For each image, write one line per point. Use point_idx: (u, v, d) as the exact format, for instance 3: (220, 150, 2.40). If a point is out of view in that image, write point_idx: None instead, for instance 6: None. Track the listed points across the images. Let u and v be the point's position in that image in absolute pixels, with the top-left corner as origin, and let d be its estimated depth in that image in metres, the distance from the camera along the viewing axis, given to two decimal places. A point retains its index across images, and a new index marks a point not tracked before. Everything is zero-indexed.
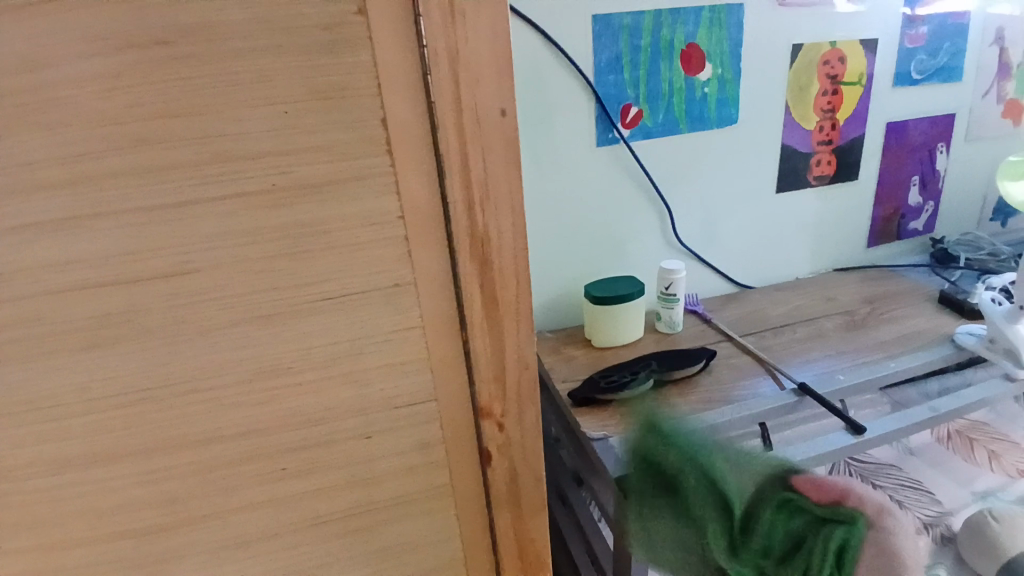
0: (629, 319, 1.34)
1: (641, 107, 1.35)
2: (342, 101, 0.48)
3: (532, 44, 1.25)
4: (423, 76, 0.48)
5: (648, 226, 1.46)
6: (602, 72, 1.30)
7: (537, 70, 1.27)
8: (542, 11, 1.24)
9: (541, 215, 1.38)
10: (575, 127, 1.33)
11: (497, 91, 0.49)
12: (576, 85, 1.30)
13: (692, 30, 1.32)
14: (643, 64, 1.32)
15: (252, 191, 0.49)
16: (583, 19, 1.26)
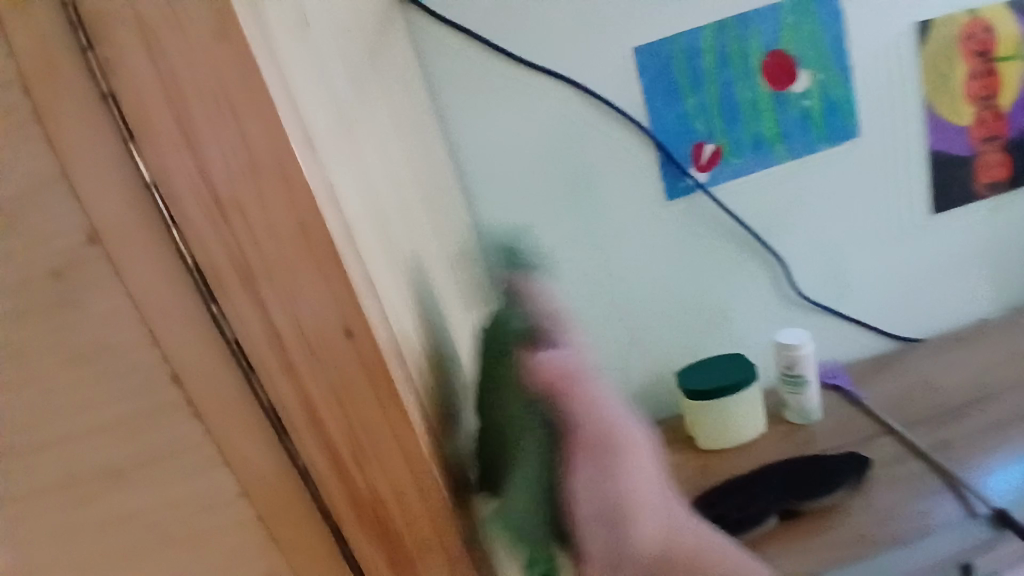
0: (744, 411, 0.93)
1: (719, 143, 0.98)
2: (119, 364, 0.32)
3: (552, 92, 0.93)
4: (209, 309, 0.30)
5: (757, 289, 1.05)
6: (658, 109, 0.95)
7: (561, 120, 0.94)
8: (564, 53, 0.92)
9: (604, 305, 1.03)
10: (625, 179, 0.98)
11: (328, 309, 0.30)
12: (619, 129, 0.96)
13: (772, 35, 0.96)
14: (713, 87, 0.96)
15: (19, 495, 0.34)
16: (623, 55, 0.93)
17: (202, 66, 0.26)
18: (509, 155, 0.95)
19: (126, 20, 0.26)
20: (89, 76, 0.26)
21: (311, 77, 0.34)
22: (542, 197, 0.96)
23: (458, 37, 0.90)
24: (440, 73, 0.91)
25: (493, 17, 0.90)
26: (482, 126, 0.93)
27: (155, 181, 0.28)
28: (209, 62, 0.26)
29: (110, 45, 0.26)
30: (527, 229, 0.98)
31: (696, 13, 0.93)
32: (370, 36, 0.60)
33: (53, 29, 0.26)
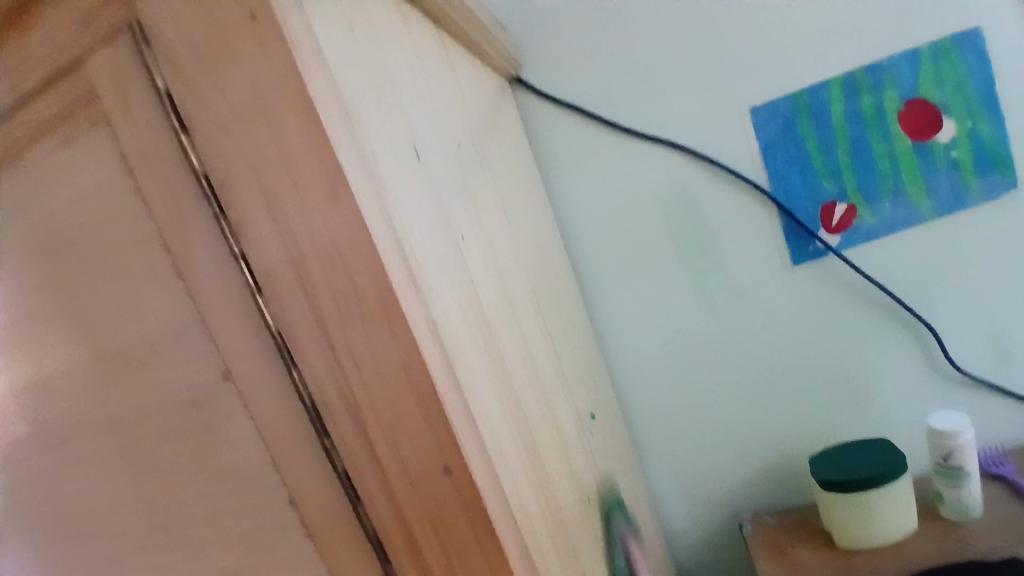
0: (891, 506, 0.78)
1: (852, 203, 0.84)
2: (244, 485, 0.34)
3: (660, 159, 0.88)
4: (323, 440, 0.32)
5: (912, 367, 0.88)
6: (775, 167, 0.85)
7: (670, 186, 0.88)
8: (672, 117, 0.87)
9: (722, 381, 0.92)
10: (744, 246, 0.88)
11: (425, 444, 0.31)
12: (737, 191, 0.87)
13: (913, 77, 0.81)
14: (840, 141, 0.83)
15: None
16: (736, 114, 0.85)
17: (313, 222, 0.28)
18: (617, 225, 0.90)
19: (246, 184, 0.28)
20: (218, 235, 0.29)
21: (414, 204, 0.35)
22: (650, 265, 0.90)
23: (564, 112, 0.88)
24: (546, 146, 0.90)
25: (595, 84, 0.87)
26: (587, 195, 0.90)
27: (277, 327, 0.30)
28: (321, 216, 0.28)
29: (235, 207, 0.28)
30: (636, 299, 0.91)
31: (814, 61, 0.83)
32: (476, 128, 0.61)
33: (189, 195, 0.29)
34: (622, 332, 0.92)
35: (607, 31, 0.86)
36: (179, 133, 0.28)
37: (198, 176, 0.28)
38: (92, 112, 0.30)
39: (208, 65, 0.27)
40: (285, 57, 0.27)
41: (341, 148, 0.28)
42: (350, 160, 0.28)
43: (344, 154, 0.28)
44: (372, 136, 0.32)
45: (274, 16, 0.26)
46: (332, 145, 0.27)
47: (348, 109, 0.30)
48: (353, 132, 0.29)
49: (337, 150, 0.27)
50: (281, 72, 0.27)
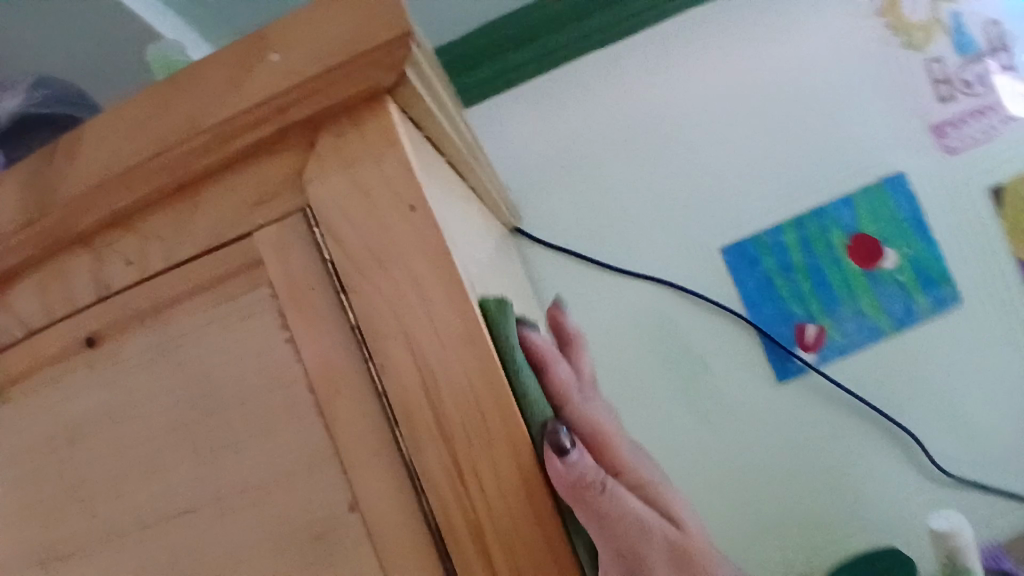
0: None
1: (820, 322, 0.93)
2: None
3: (648, 294, 0.97)
4: (444, 561, 0.35)
5: (902, 473, 0.92)
6: (749, 292, 0.94)
7: (658, 316, 0.96)
8: (659, 255, 0.97)
9: (725, 499, 0.93)
10: (731, 368, 0.95)
11: (543, 558, 0.34)
12: (720, 321, 0.95)
13: (850, 215, 0.94)
14: (801, 266, 0.93)
15: None
16: (707, 255, 0.96)
17: (448, 361, 0.34)
18: (612, 352, 0.96)
19: (396, 332, 0.34)
20: (367, 378, 0.35)
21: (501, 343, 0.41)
22: (646, 388, 0.95)
23: (565, 258, 0.98)
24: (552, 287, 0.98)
25: (591, 231, 0.98)
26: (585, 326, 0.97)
27: (411, 457, 0.35)
28: (457, 355, 0.34)
29: (385, 353, 0.34)
30: (634, 421, 0.95)
31: (776, 204, 0.96)
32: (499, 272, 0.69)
33: (343, 345, 0.35)
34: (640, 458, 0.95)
35: (599, 185, 0.99)
36: (341, 295, 0.35)
37: (357, 330, 0.35)
38: (251, 277, 0.36)
39: (371, 238, 0.34)
40: (433, 232, 0.34)
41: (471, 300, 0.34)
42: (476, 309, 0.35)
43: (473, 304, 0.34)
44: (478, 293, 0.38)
45: (426, 203, 0.34)
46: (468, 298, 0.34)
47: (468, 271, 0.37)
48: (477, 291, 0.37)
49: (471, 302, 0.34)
50: (428, 243, 0.34)
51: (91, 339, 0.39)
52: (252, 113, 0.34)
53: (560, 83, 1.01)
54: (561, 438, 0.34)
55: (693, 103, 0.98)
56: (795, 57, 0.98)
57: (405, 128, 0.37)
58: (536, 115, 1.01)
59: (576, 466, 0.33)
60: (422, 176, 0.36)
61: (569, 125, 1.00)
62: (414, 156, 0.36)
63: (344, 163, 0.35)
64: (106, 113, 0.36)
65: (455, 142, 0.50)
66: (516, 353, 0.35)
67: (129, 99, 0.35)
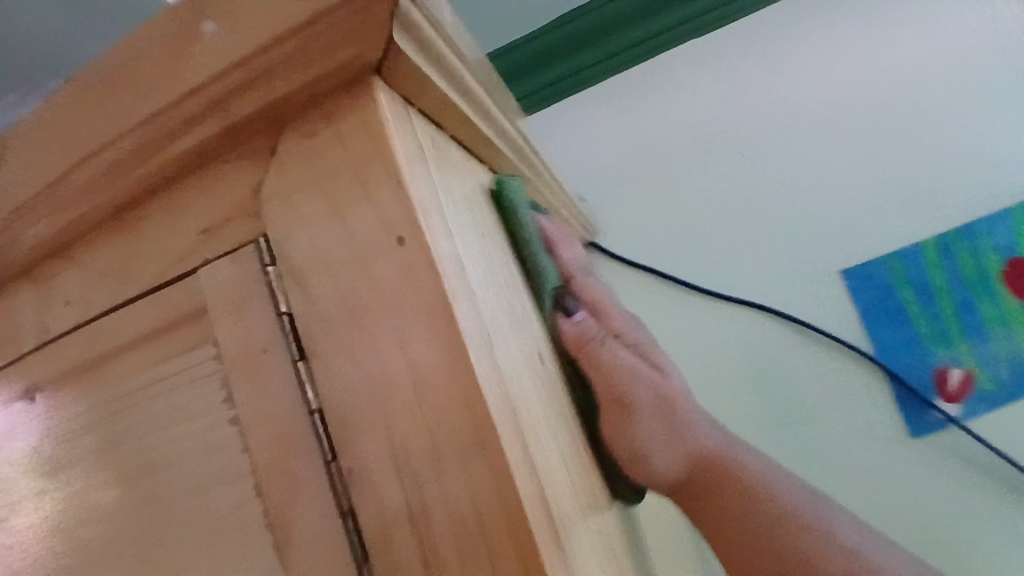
0: None
1: (969, 360, 0.63)
2: None
3: (741, 321, 0.70)
4: None
5: None
6: (863, 317, 0.67)
7: (757, 354, 0.69)
8: (751, 274, 0.71)
9: None
10: (862, 428, 0.65)
11: None
12: (846, 361, 0.66)
13: (1008, 218, 0.65)
14: (940, 285, 0.64)
15: None
16: (819, 274, 0.69)
17: (445, 472, 0.22)
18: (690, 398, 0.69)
19: (374, 422, 0.23)
20: (328, 488, 0.23)
21: (542, 427, 0.29)
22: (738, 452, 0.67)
23: (629, 271, 0.74)
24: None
25: (658, 241, 0.74)
26: None
27: None
28: (456, 465, 0.22)
29: (357, 452, 0.23)
30: None
31: (928, 211, 0.67)
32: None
33: (299, 435, 0.24)
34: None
35: (672, 190, 0.75)
36: (296, 362, 0.24)
37: (315, 413, 0.24)
38: (196, 329, 0.27)
39: (342, 279, 0.24)
40: (430, 273, 0.23)
41: (485, 378, 0.23)
42: (493, 390, 0.23)
43: (489, 385, 0.23)
44: (503, 355, 0.27)
45: (422, 230, 0.23)
46: (478, 376, 0.22)
47: (487, 326, 0.26)
48: (493, 352, 0.25)
49: (482, 379, 0.22)
50: (424, 290, 0.23)
51: (26, 397, 0.31)
52: (188, 104, 0.24)
53: (646, 76, 0.79)
54: (566, 303, 0.36)
55: (813, 98, 0.73)
56: (955, 35, 0.71)
57: (406, 123, 0.26)
58: (610, 110, 0.80)
59: (579, 325, 0.35)
60: (423, 189, 0.25)
61: (646, 125, 0.78)
62: (416, 161, 0.25)
63: (316, 175, 0.25)
64: (42, 115, 0.28)
65: (498, 145, 0.38)
66: (533, 229, 0.37)
67: (60, 91, 0.28)
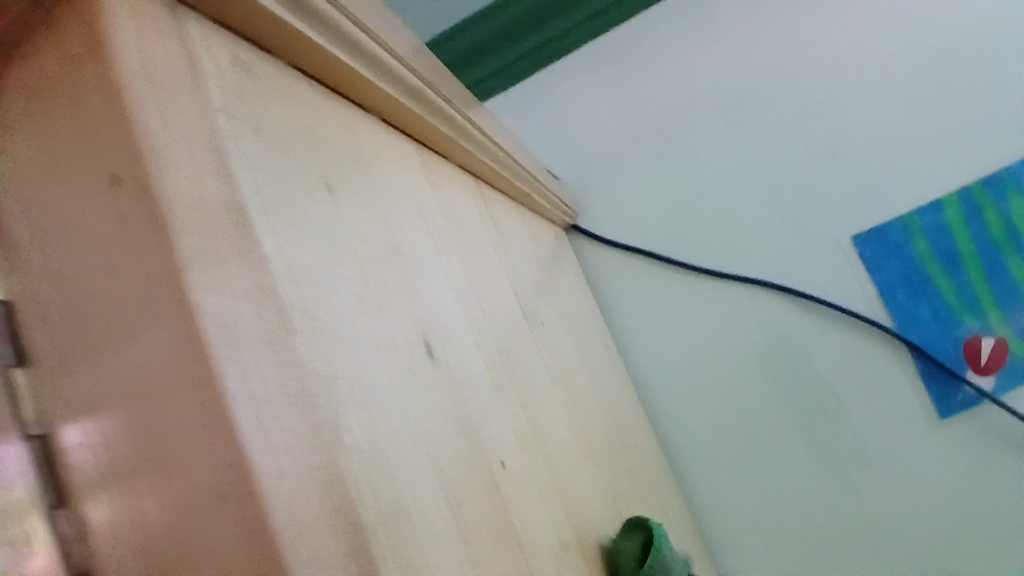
0: None
1: (1004, 330, 0.55)
2: None
3: (752, 307, 0.61)
4: None
5: None
6: (883, 289, 0.58)
7: (773, 340, 0.61)
8: (749, 246, 0.62)
9: None
10: (895, 412, 0.57)
11: None
12: (878, 347, 0.58)
13: None
14: (966, 248, 0.56)
15: None
16: (830, 245, 0.60)
17: (200, 515, 0.15)
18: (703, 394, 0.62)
19: (114, 451, 0.16)
20: (50, 558, 0.16)
21: (407, 448, 0.21)
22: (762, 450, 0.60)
23: (625, 257, 0.65)
24: (605, 304, 0.65)
25: (647, 219, 0.65)
26: (658, 358, 0.63)
27: None
28: (214, 503, 0.15)
29: (96, 493, 0.16)
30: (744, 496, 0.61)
31: (954, 163, 0.58)
32: (535, 293, 0.46)
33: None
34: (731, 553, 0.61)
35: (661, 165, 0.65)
36: (8, 368, 0.17)
37: (33, 442, 0.16)
38: None
39: (68, 249, 0.17)
40: (151, 232, 0.16)
41: (236, 380, 0.15)
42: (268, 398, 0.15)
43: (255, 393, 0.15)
44: (326, 350, 0.18)
45: (145, 169, 0.16)
46: (223, 379, 0.15)
47: (283, 302, 0.17)
48: (290, 342, 0.17)
49: (227, 389, 0.15)
50: (150, 257, 0.15)
51: None
52: None
53: (625, 41, 0.68)
54: None
55: (818, 46, 0.62)
56: None
57: (171, 30, 0.18)
58: (586, 80, 0.68)
59: None
60: (172, 112, 0.17)
61: (626, 95, 0.67)
62: (169, 76, 0.17)
63: (34, 109, 0.17)
64: None
65: (386, 89, 0.30)
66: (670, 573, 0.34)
67: None
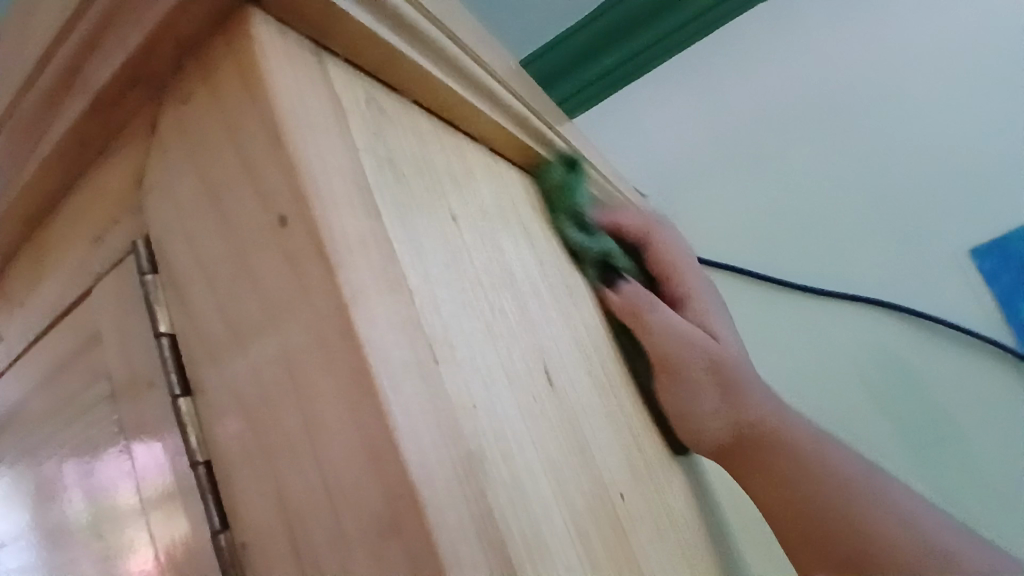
0: None
1: None
2: None
3: (856, 325, 0.56)
4: None
5: None
6: (1010, 308, 0.52)
7: (882, 360, 0.55)
8: (857, 262, 0.57)
9: None
10: None
11: None
12: (1005, 372, 0.51)
13: None
14: None
15: None
16: (946, 258, 0.55)
17: (350, 541, 0.16)
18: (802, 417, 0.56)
19: (267, 480, 0.17)
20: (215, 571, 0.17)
21: (539, 479, 0.20)
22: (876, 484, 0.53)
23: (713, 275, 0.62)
24: None
25: (738, 236, 0.62)
26: None
27: None
28: (366, 525, 0.15)
29: (250, 517, 0.17)
30: None
31: None
32: None
33: (184, 497, 0.18)
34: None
35: (757, 178, 0.62)
36: (176, 398, 0.18)
37: (201, 466, 0.18)
38: (93, 356, 0.22)
39: (224, 284, 0.18)
40: (315, 263, 0.16)
41: (398, 408, 0.15)
42: (418, 427, 0.16)
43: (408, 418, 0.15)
44: (465, 382, 0.18)
45: (307, 203, 0.17)
46: (388, 408, 0.15)
47: (432, 335, 0.18)
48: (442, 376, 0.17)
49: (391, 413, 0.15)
50: (312, 287, 0.16)
51: None
52: (45, 78, 0.20)
53: (714, 54, 0.67)
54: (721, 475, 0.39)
55: (925, 50, 0.59)
56: None
57: (319, 71, 0.19)
58: (671, 97, 0.68)
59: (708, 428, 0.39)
60: (325, 148, 0.18)
61: (714, 109, 0.65)
62: (321, 115, 0.18)
63: (193, 149, 0.19)
64: None
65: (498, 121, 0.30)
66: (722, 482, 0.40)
67: None
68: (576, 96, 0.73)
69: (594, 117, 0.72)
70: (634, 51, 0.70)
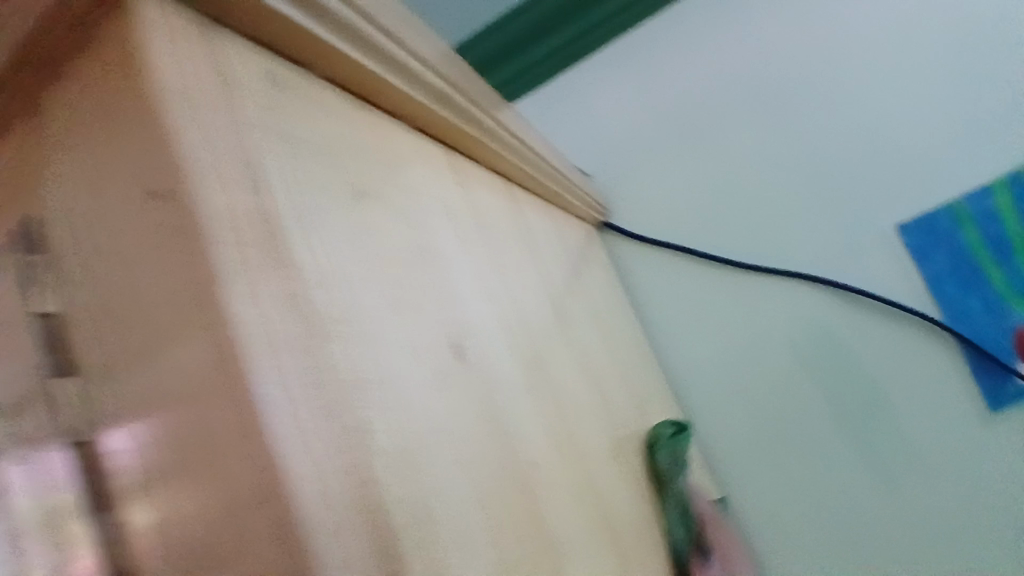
0: None
1: None
2: None
3: (782, 297, 0.60)
4: None
5: None
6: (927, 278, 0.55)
7: (805, 328, 0.59)
8: (787, 237, 0.60)
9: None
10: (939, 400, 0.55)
11: None
12: (913, 336, 0.56)
13: None
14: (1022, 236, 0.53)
15: None
16: (871, 234, 0.57)
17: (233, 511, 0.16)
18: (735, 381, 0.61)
19: (157, 460, 0.17)
20: (92, 557, 0.17)
21: (435, 446, 0.22)
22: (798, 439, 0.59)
23: (654, 252, 0.64)
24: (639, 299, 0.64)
25: (680, 214, 0.64)
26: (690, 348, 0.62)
27: None
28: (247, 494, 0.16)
29: (137, 499, 0.17)
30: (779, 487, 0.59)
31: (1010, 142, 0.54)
32: (566, 292, 0.46)
33: (52, 492, 0.18)
34: (778, 561, 0.59)
35: (696, 157, 0.64)
36: (52, 380, 0.18)
37: (74, 449, 0.18)
38: None
39: (108, 265, 0.18)
40: (188, 248, 0.17)
41: (270, 381, 0.17)
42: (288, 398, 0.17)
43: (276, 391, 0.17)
44: (349, 353, 0.20)
45: (185, 189, 0.17)
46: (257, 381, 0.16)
47: (312, 309, 0.19)
48: (321, 346, 0.18)
49: (259, 389, 0.16)
50: (184, 269, 0.17)
51: None
52: None
53: (659, 31, 0.67)
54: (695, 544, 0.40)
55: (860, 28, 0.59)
56: None
57: (209, 56, 0.19)
58: (615, 76, 0.68)
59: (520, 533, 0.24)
60: (209, 133, 0.18)
61: (654, 89, 0.66)
62: (207, 101, 0.19)
63: (81, 134, 0.19)
64: None
65: (420, 98, 0.30)
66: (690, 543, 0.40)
67: None
68: (527, 74, 0.71)
69: (544, 96, 0.71)
70: (584, 28, 0.69)
